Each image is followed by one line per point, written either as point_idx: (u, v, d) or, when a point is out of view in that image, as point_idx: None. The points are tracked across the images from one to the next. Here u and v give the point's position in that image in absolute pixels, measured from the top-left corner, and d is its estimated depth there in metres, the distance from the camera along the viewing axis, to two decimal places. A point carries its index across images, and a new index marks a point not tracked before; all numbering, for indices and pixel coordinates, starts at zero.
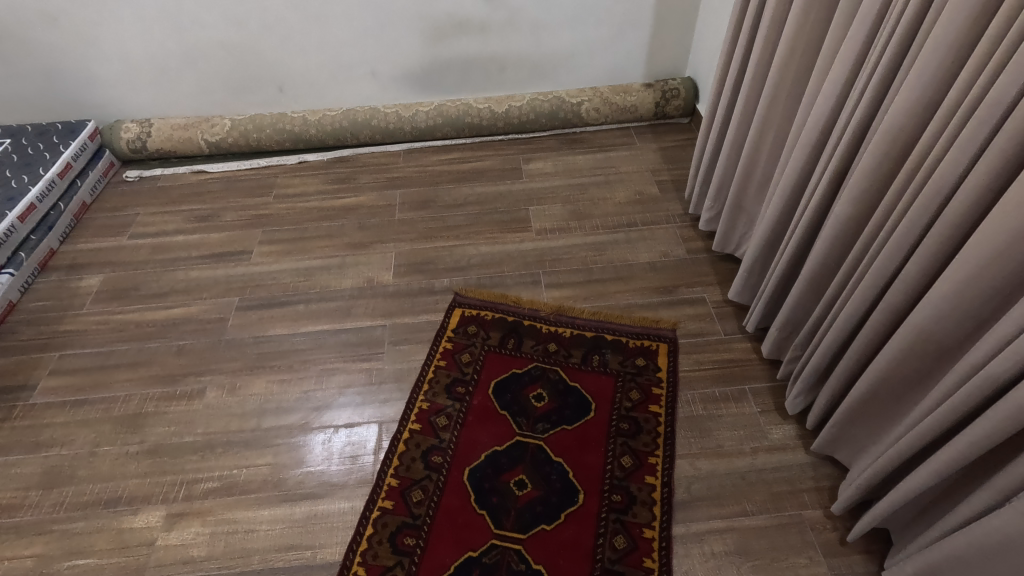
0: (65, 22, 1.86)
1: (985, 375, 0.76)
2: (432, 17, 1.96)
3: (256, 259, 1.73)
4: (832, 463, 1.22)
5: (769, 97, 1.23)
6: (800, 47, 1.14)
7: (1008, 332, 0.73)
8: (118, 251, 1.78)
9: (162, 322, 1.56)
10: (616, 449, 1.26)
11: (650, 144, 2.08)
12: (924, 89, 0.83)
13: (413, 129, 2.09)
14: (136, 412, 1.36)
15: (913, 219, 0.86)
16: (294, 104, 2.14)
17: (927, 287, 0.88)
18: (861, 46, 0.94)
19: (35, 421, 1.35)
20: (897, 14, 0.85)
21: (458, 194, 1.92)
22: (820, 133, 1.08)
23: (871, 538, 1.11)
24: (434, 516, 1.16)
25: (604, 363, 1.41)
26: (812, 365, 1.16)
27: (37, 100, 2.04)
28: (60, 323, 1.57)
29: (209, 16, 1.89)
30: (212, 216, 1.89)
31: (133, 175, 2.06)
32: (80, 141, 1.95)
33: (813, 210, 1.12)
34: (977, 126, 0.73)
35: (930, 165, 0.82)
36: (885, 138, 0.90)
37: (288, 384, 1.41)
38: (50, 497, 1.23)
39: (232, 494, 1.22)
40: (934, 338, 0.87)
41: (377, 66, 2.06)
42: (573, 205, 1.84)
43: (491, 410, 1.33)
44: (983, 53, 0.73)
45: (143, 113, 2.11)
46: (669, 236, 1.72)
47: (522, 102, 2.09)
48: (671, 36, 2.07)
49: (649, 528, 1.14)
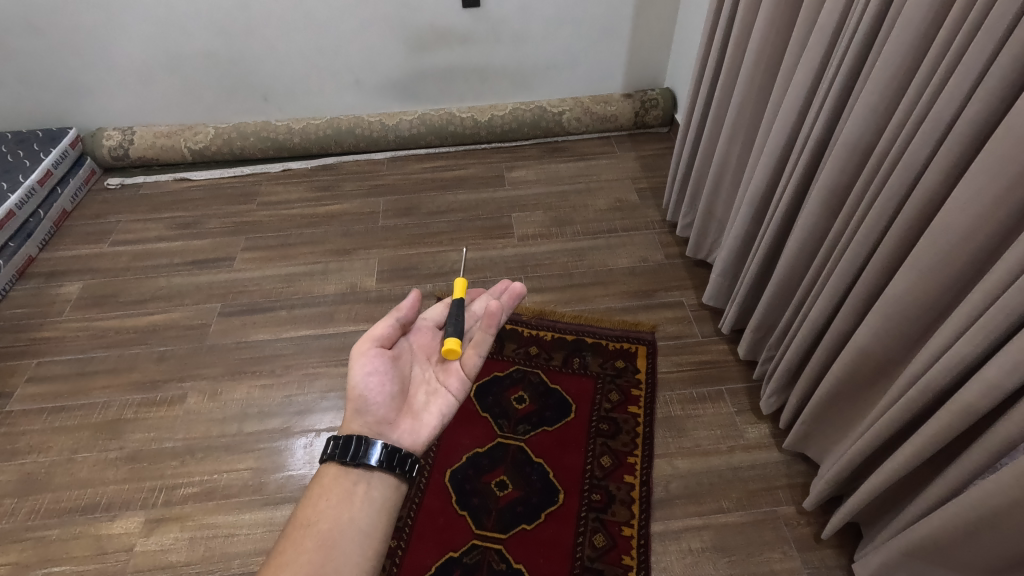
0: (47, 31, 1.87)
1: (941, 368, 0.79)
2: (416, 27, 1.99)
3: (239, 266, 1.73)
4: (805, 461, 1.25)
5: (738, 106, 1.28)
6: (765, 58, 1.18)
7: (959, 326, 0.77)
8: (99, 258, 1.77)
9: (143, 328, 1.56)
10: (596, 450, 1.28)
11: (629, 153, 2.12)
12: (880, 97, 0.87)
13: (397, 138, 2.11)
14: (115, 419, 1.35)
15: (874, 219, 0.89)
16: (278, 112, 2.16)
17: (886, 286, 0.92)
18: (821, 57, 0.99)
19: (11, 427, 1.34)
20: (853, 26, 0.89)
21: (441, 201, 1.94)
22: (786, 141, 1.12)
23: (843, 533, 1.14)
24: (415, 517, 1.17)
25: (584, 365, 1.44)
26: (783, 365, 1.19)
27: (17, 109, 2.03)
28: (38, 331, 1.56)
29: (194, 26, 1.91)
30: (195, 223, 1.89)
31: (115, 182, 2.05)
32: (61, 148, 1.94)
33: (782, 215, 1.16)
34: (928, 131, 0.77)
35: (887, 168, 0.86)
36: (844, 143, 0.93)
37: (270, 389, 1.41)
38: (25, 505, 1.21)
39: (212, 498, 1.22)
40: (894, 335, 0.91)
41: (360, 75, 2.09)
42: (554, 212, 1.88)
43: (473, 412, 1.35)
44: (932, 62, 0.77)
45: (126, 121, 2.11)
46: (648, 242, 1.75)
47: (504, 111, 2.13)
48: (649, 48, 2.13)
49: (628, 526, 1.15)
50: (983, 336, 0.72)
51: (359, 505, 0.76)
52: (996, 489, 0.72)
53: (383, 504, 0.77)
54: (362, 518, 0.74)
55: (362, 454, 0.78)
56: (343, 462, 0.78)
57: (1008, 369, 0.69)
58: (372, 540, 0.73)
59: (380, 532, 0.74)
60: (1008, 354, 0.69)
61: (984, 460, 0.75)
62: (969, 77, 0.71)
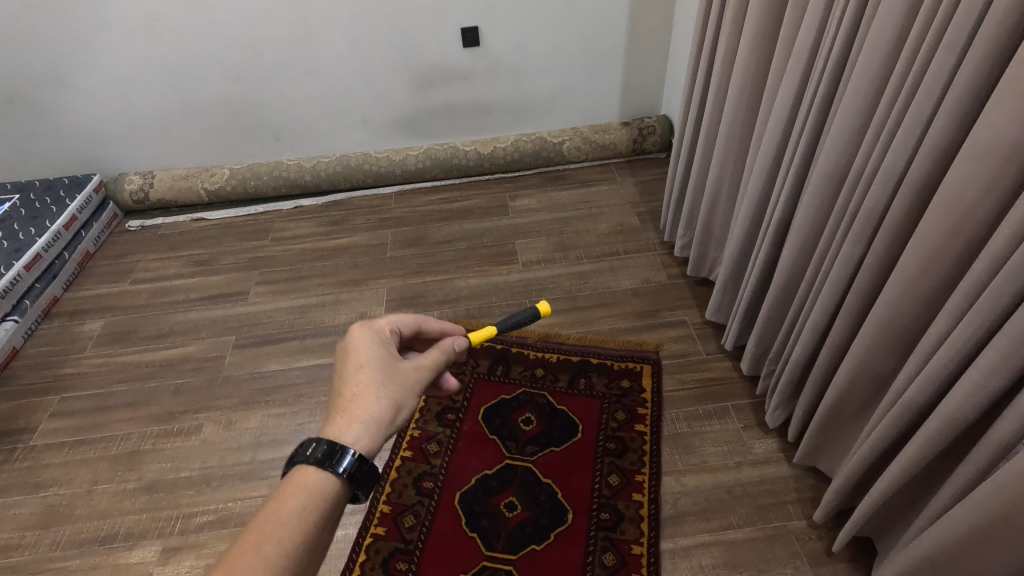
0: (74, 85, 1.99)
1: (934, 371, 0.81)
2: (420, 66, 2.09)
3: (252, 299, 1.79)
4: (814, 474, 1.24)
5: (727, 129, 1.33)
6: (750, 81, 1.24)
7: (946, 326, 0.79)
8: (120, 296, 1.84)
9: (161, 362, 1.61)
10: (603, 469, 1.29)
11: (629, 179, 2.17)
12: (859, 111, 0.91)
13: (403, 172, 2.18)
14: (134, 450, 1.39)
15: (862, 225, 0.92)
16: (290, 152, 2.25)
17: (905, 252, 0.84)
18: (798, 80, 1.05)
19: (34, 462, 1.38)
20: (829, 47, 0.95)
21: (447, 230, 2.00)
22: (774, 157, 1.16)
23: (855, 547, 1.13)
24: (426, 540, 1.18)
25: (590, 386, 1.46)
26: (786, 379, 1.20)
27: (44, 157, 2.15)
28: (62, 367, 1.62)
29: (211, 75, 2.02)
30: (211, 260, 1.96)
31: (136, 225, 2.14)
32: (86, 194, 2.04)
33: (774, 228, 1.18)
34: (904, 140, 0.81)
35: (868, 178, 0.89)
36: (827, 159, 0.98)
37: (283, 418, 1.44)
38: (47, 537, 1.24)
39: (227, 526, 1.24)
40: (890, 340, 0.93)
41: (368, 114, 2.18)
42: (557, 237, 1.92)
43: (481, 435, 1.37)
44: (900, 79, 0.81)
45: (147, 165, 2.22)
46: (650, 263, 1.78)
47: (506, 143, 2.20)
48: (646, 76, 2.20)
49: (637, 544, 1.15)
50: (968, 339, 0.75)
51: (279, 523, 0.58)
52: (989, 491, 0.73)
53: (314, 523, 0.61)
54: (281, 541, 0.58)
55: (352, 468, 0.63)
56: (324, 466, 0.63)
57: (995, 369, 0.71)
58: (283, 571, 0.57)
59: (298, 570, 0.58)
60: (991, 357, 0.71)
61: (983, 461, 0.76)
62: (936, 90, 0.75)
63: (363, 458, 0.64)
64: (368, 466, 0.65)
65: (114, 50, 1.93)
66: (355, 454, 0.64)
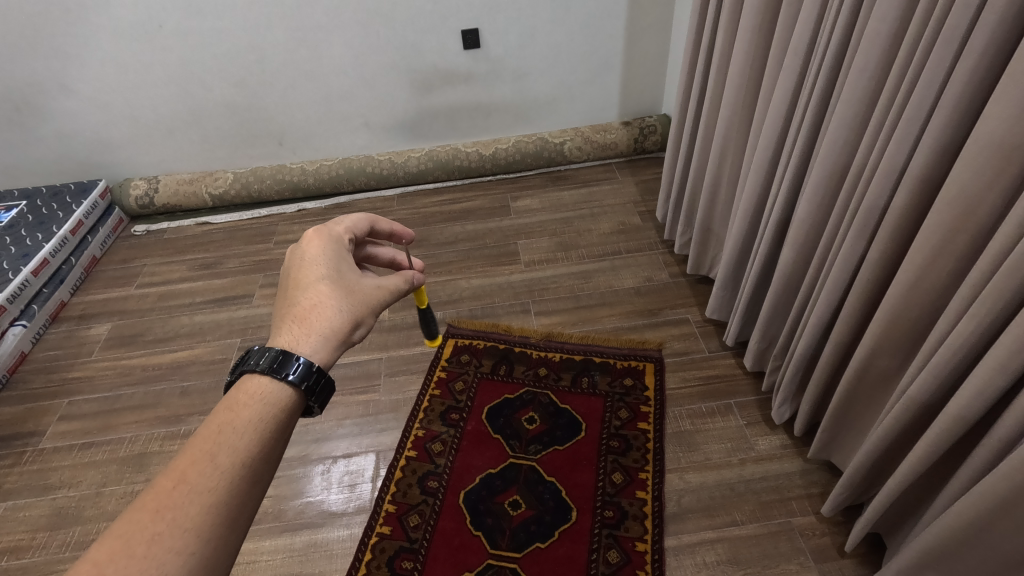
0: (79, 91, 2.01)
1: (937, 365, 0.81)
2: (421, 69, 2.10)
3: (257, 301, 1.81)
4: (819, 470, 1.24)
5: (726, 127, 1.33)
6: (748, 79, 1.24)
7: (950, 320, 0.79)
8: (127, 300, 1.86)
9: (167, 365, 1.62)
10: (607, 467, 1.29)
11: (630, 178, 2.17)
12: (859, 108, 0.91)
13: (405, 174, 2.20)
14: (141, 452, 1.41)
15: (863, 221, 0.92)
16: (293, 156, 2.27)
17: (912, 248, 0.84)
18: (796, 78, 1.05)
19: (44, 465, 1.39)
20: (825, 44, 0.96)
21: (450, 231, 2.01)
22: (774, 154, 1.17)
23: (862, 542, 1.13)
24: (431, 539, 1.19)
25: (593, 384, 1.46)
26: (792, 375, 1.20)
27: (50, 163, 2.17)
28: (70, 370, 1.63)
29: (214, 79, 2.04)
30: (216, 264, 1.98)
31: (141, 229, 2.16)
32: (92, 200, 2.07)
33: (775, 225, 1.19)
34: (904, 136, 0.81)
35: (869, 173, 0.90)
36: (826, 156, 0.98)
37: None
38: (57, 538, 1.26)
39: None
40: (893, 335, 0.93)
41: (370, 117, 2.20)
42: (559, 237, 1.93)
43: (485, 434, 1.37)
44: (899, 75, 0.82)
45: (151, 170, 2.24)
46: (652, 262, 1.79)
47: (508, 144, 2.21)
48: (647, 75, 2.20)
49: (642, 542, 1.16)
50: (971, 333, 0.75)
51: (232, 432, 0.54)
52: (992, 484, 0.73)
53: (269, 432, 0.56)
54: (235, 450, 0.53)
55: (303, 375, 0.59)
56: (271, 374, 0.59)
57: (997, 362, 0.71)
58: (237, 480, 0.52)
59: (254, 481, 0.53)
60: (994, 351, 0.71)
61: (986, 455, 0.76)
62: (934, 86, 0.76)
63: (311, 364, 0.60)
64: (320, 375, 0.61)
65: (118, 56, 1.95)
66: (303, 359, 0.60)
